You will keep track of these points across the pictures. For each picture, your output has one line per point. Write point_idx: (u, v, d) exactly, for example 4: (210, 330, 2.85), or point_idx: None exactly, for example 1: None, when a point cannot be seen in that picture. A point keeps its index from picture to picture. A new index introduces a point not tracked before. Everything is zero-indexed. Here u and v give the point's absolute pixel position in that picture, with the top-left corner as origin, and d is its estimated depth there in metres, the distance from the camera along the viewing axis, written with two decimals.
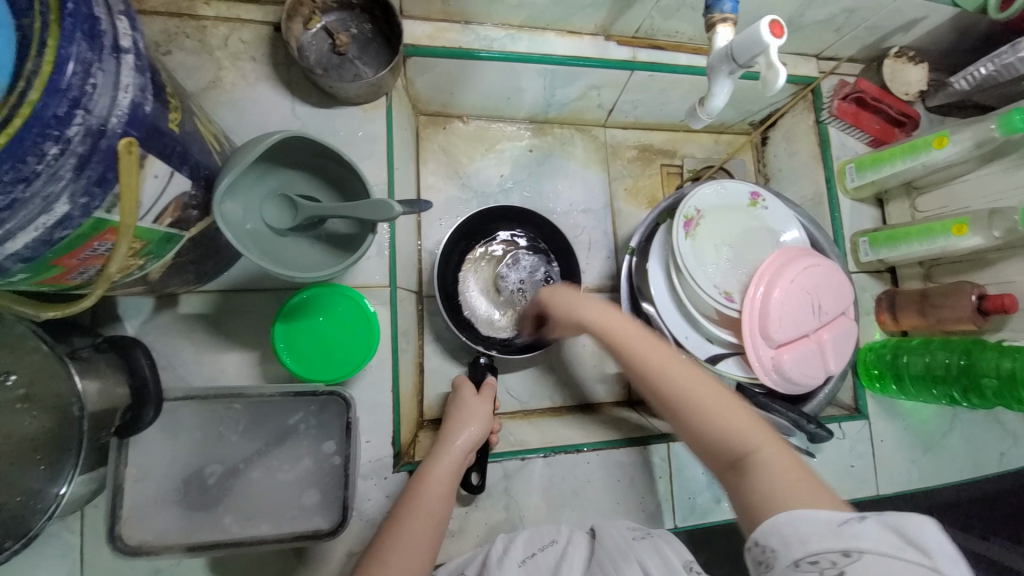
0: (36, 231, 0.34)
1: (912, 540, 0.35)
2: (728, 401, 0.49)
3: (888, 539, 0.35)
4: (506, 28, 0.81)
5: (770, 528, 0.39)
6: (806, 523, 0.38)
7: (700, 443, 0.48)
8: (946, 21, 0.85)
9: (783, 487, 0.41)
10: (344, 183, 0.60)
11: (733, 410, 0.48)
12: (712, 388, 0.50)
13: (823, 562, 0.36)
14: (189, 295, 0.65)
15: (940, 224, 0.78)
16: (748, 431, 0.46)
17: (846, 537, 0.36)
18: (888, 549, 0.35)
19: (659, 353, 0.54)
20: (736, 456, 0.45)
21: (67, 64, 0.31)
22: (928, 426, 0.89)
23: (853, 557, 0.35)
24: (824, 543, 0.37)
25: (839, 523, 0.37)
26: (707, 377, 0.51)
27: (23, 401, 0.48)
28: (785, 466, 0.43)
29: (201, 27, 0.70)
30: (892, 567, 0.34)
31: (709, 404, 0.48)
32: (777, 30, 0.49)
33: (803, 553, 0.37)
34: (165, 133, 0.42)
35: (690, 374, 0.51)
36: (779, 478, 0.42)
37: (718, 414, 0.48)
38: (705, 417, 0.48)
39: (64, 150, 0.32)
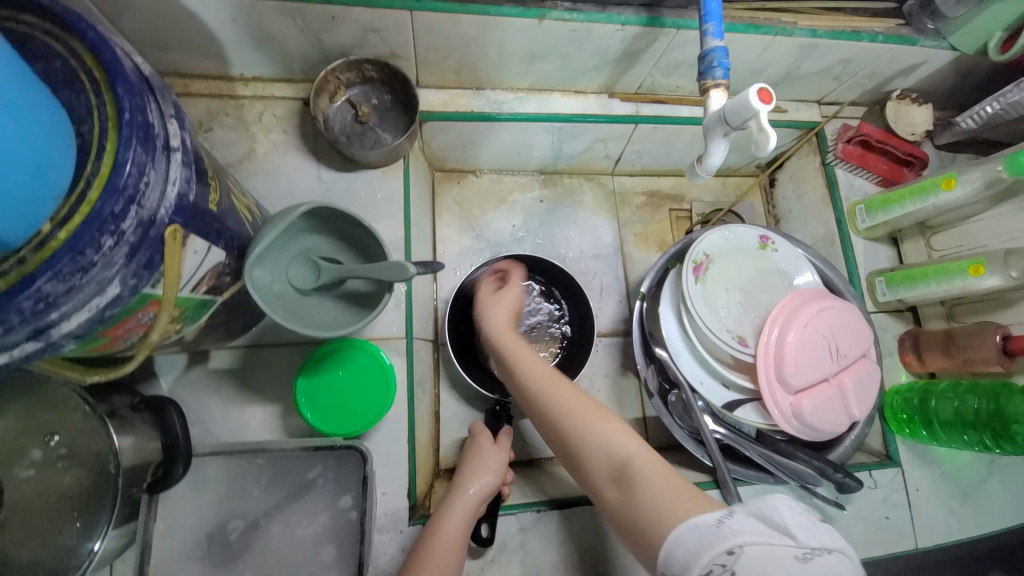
0: (89, 312, 0.38)
1: (774, 522, 0.39)
2: (604, 418, 0.56)
3: (757, 526, 0.39)
4: (514, 91, 0.86)
5: (671, 550, 0.42)
6: (689, 535, 0.41)
7: (587, 463, 0.54)
8: (945, 65, 0.87)
9: (657, 490, 0.47)
10: (362, 244, 0.64)
11: (611, 425, 0.55)
12: (599, 409, 0.57)
13: (716, 571, 0.39)
14: (218, 351, 0.69)
15: (957, 265, 0.78)
16: (623, 443, 0.52)
17: (725, 537, 0.39)
18: (762, 536, 0.38)
19: (551, 381, 0.62)
20: (616, 468, 0.51)
21: (124, 167, 0.35)
22: (966, 473, 0.84)
23: (736, 555, 0.38)
24: (710, 551, 0.39)
25: (716, 524, 0.41)
26: (593, 402, 0.58)
27: (64, 458, 0.52)
28: (657, 471, 0.49)
29: (239, 105, 0.77)
30: (767, 552, 0.38)
31: (593, 425, 0.55)
32: (766, 96, 0.52)
33: (700, 566, 0.39)
34: (205, 212, 0.46)
35: (574, 399, 0.59)
36: (651, 483, 0.48)
37: (602, 432, 0.54)
38: (587, 433, 0.55)
39: (118, 241, 0.36)
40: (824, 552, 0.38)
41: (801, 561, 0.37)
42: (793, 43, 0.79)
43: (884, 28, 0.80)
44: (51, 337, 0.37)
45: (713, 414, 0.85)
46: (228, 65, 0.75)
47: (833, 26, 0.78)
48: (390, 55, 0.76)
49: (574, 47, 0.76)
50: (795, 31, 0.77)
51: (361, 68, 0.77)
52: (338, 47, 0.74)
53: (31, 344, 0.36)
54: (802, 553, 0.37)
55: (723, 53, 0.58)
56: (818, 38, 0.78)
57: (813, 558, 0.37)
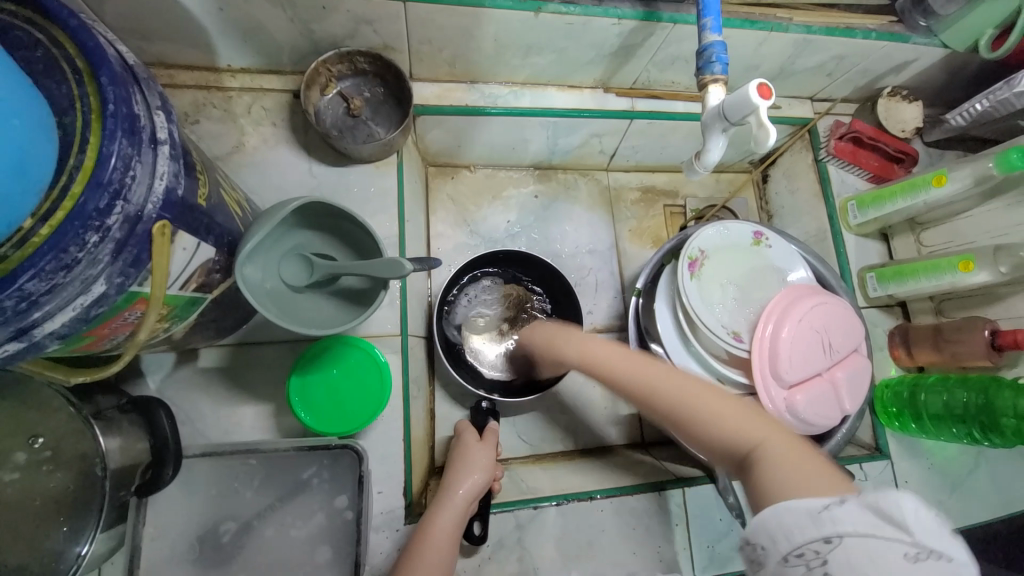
0: (74, 311, 0.36)
1: (892, 519, 0.37)
2: (725, 402, 0.51)
3: (867, 519, 0.37)
4: (509, 85, 0.85)
5: (759, 528, 0.41)
6: (789, 516, 0.40)
7: (711, 450, 0.51)
8: (936, 63, 0.88)
9: (788, 473, 0.43)
10: (356, 240, 0.63)
11: (734, 410, 0.50)
12: (714, 394, 0.53)
13: (807, 554, 0.39)
14: (207, 349, 0.67)
15: (946, 261, 0.79)
16: (750, 428, 0.48)
17: (825, 524, 0.38)
18: (868, 531, 0.37)
19: (659, 372, 0.58)
20: (739, 457, 0.48)
21: (109, 161, 0.34)
22: (953, 465, 0.86)
23: (833, 542, 0.38)
24: (806, 534, 0.39)
25: (819, 510, 0.39)
26: (711, 386, 0.55)
27: (49, 462, 0.50)
28: (786, 451, 0.45)
29: (226, 97, 0.75)
30: (869, 546, 0.37)
31: (709, 413, 0.51)
32: (766, 92, 0.51)
33: (790, 547, 0.40)
34: (194, 207, 0.45)
35: (691, 385, 0.55)
36: (782, 467, 0.43)
37: (721, 420, 0.50)
38: (712, 427, 0.50)
39: (103, 237, 0.35)
40: (939, 557, 0.36)
41: (909, 562, 0.36)
42: (788, 39, 0.79)
43: (877, 25, 0.81)
44: (34, 337, 0.36)
45: None
46: (215, 56, 0.72)
47: (827, 22, 0.79)
48: (382, 47, 0.74)
49: (570, 41, 0.76)
50: (790, 28, 0.77)
51: (352, 61, 0.75)
52: (330, 38, 0.72)
53: (13, 345, 0.35)
54: (913, 554, 0.36)
55: (722, 48, 0.57)
56: (813, 34, 0.78)
57: (924, 561, 0.36)
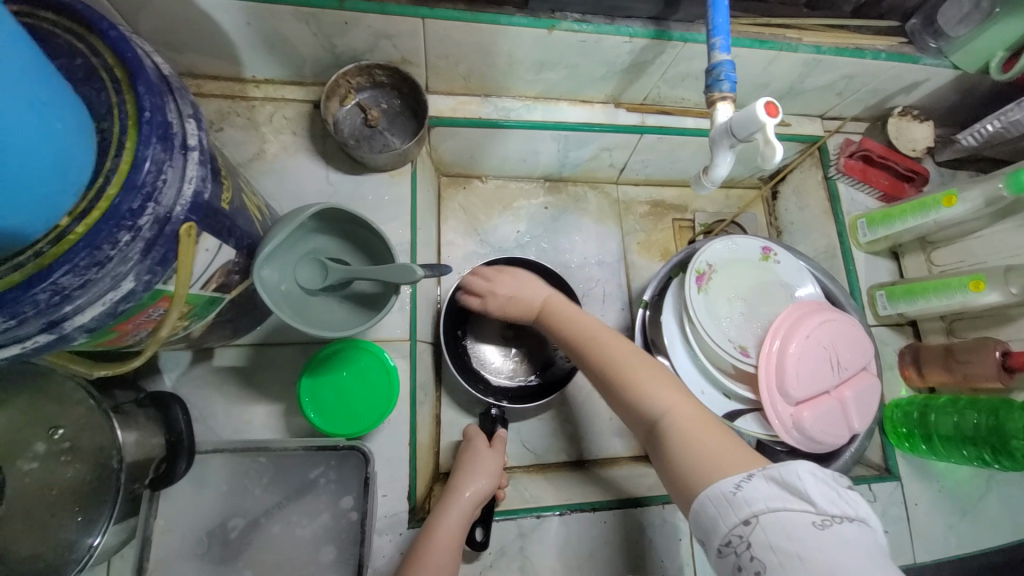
0: (103, 306, 0.38)
1: (793, 488, 0.41)
2: (649, 370, 0.56)
3: (772, 492, 0.41)
4: (522, 99, 0.87)
5: (695, 518, 0.45)
6: (710, 501, 0.43)
7: (630, 414, 0.56)
8: (947, 83, 0.88)
9: (695, 446, 0.48)
10: (369, 245, 0.65)
11: (656, 380, 0.55)
12: (641, 362, 0.57)
13: (734, 540, 0.41)
14: (222, 349, 0.69)
15: (957, 280, 0.78)
16: (663, 400, 0.52)
17: (740, 505, 0.42)
18: (776, 503, 0.40)
19: (598, 335, 0.62)
20: (651, 423, 0.53)
21: (143, 165, 0.36)
22: (964, 488, 0.85)
23: (752, 524, 0.41)
24: (728, 520, 0.42)
25: (732, 491, 0.43)
26: (641, 355, 0.58)
27: (67, 452, 0.51)
28: (695, 429, 0.49)
29: (250, 106, 0.78)
30: (782, 520, 0.40)
31: (632, 381, 0.55)
32: (773, 110, 0.53)
33: (720, 538, 0.42)
34: (218, 211, 0.47)
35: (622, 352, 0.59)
36: (686, 439, 0.49)
37: (643, 390, 0.54)
38: (629, 393, 0.55)
39: (134, 237, 0.37)
40: (842, 520, 0.39)
41: (819, 529, 0.39)
42: (798, 59, 0.80)
43: (886, 46, 0.82)
44: (64, 329, 0.37)
45: None
46: (241, 67, 0.76)
47: (837, 43, 0.80)
48: (400, 61, 0.77)
49: (583, 57, 0.78)
50: (799, 47, 0.78)
51: (371, 73, 0.78)
52: (351, 51, 0.75)
53: (44, 336, 0.36)
54: (819, 521, 0.39)
55: (730, 67, 0.59)
56: (822, 54, 0.80)
57: (831, 526, 0.39)
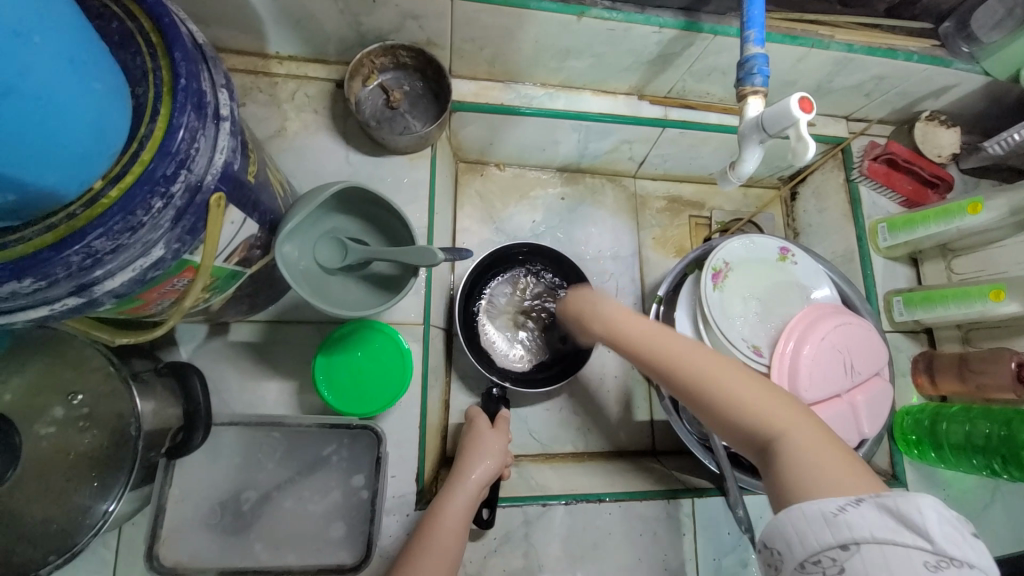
0: (133, 272, 0.38)
1: (909, 523, 0.40)
2: (752, 384, 0.52)
3: (884, 523, 0.40)
4: (545, 87, 0.87)
5: (775, 531, 0.45)
6: (804, 520, 0.43)
7: (730, 431, 0.52)
8: (978, 89, 0.87)
9: (818, 468, 0.45)
10: (389, 227, 0.65)
11: (760, 396, 0.51)
12: (747, 377, 0.53)
13: (824, 560, 0.41)
14: (239, 324, 0.69)
15: (977, 289, 0.77)
16: (779, 418, 0.49)
17: (842, 529, 0.41)
18: (887, 536, 0.40)
19: (681, 349, 0.56)
20: (764, 443, 0.49)
21: (177, 132, 0.36)
22: (971, 498, 0.84)
23: (851, 549, 0.41)
24: (823, 540, 0.42)
25: (835, 514, 0.42)
26: (736, 368, 0.54)
27: (85, 419, 0.52)
28: (812, 447, 0.47)
29: (272, 82, 0.78)
30: (889, 553, 0.40)
31: (733, 397, 0.51)
32: (807, 106, 0.52)
33: (805, 553, 0.42)
34: (244, 184, 0.47)
35: (714, 366, 0.54)
36: (809, 461, 0.46)
37: (746, 407, 0.51)
38: (735, 411, 0.51)
39: (167, 204, 0.37)
40: (958, 564, 0.39)
41: (930, 570, 0.38)
42: (828, 57, 0.79)
43: (919, 48, 0.80)
44: (93, 293, 0.37)
45: None
46: (265, 42, 0.75)
47: (870, 42, 0.78)
48: (426, 42, 0.76)
49: (609, 46, 0.77)
50: (831, 45, 0.77)
51: (395, 54, 0.77)
52: (376, 31, 0.74)
53: (73, 299, 0.37)
54: (931, 561, 0.39)
55: (764, 60, 0.58)
56: (854, 53, 0.78)
57: (944, 569, 0.38)
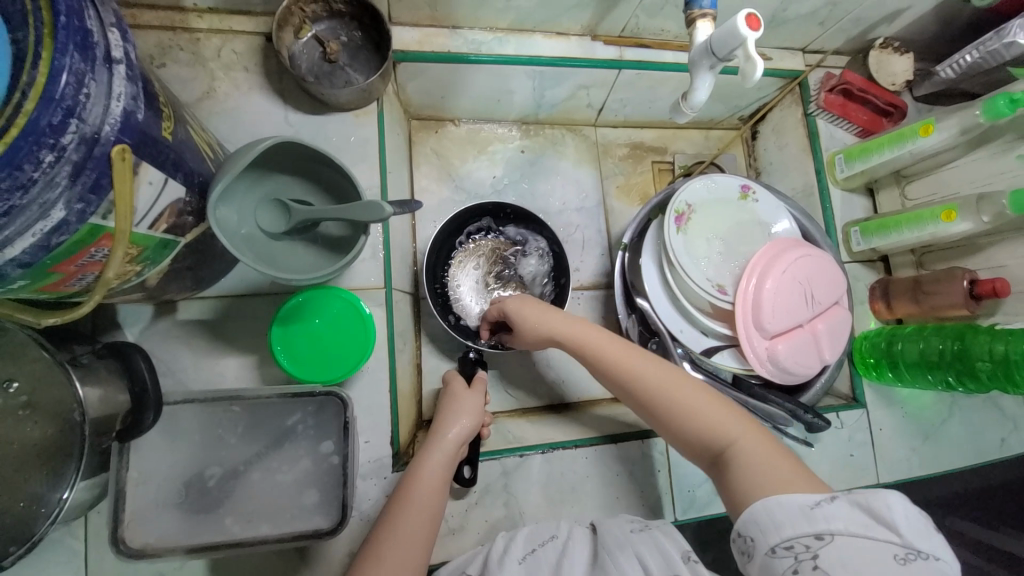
0: (33, 237, 0.35)
1: (879, 517, 0.41)
2: (692, 392, 0.56)
3: (856, 517, 0.42)
4: (493, 31, 0.82)
5: (749, 518, 0.45)
6: (780, 509, 0.44)
7: (686, 440, 0.55)
8: (928, 13, 0.86)
9: (760, 470, 0.48)
10: (335, 185, 0.61)
11: (702, 403, 0.55)
12: (688, 388, 0.57)
13: (797, 547, 0.42)
14: (186, 302, 0.66)
15: (929, 211, 0.79)
16: (725, 427, 0.53)
17: (817, 520, 0.42)
18: (856, 528, 0.41)
19: (631, 360, 0.60)
20: (716, 449, 0.53)
21: (62, 75, 0.32)
22: (926, 413, 0.89)
23: (825, 539, 0.41)
24: (798, 529, 0.42)
25: (811, 507, 0.43)
26: (683, 378, 0.58)
27: (26, 407, 0.49)
28: (759, 453, 0.50)
29: (193, 39, 0.71)
30: (860, 544, 0.40)
31: (686, 406, 0.55)
32: (755, 23, 0.50)
33: (779, 539, 0.43)
34: (158, 141, 0.43)
35: (665, 381, 0.57)
36: (753, 466, 0.49)
37: (699, 414, 0.54)
38: (682, 417, 0.55)
39: (59, 157, 0.34)
40: (929, 557, 0.39)
41: (898, 561, 0.39)
42: None
43: None
44: None
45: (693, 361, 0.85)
46: None
47: None
48: None
49: None
50: None
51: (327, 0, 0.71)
52: None
53: None
54: (901, 553, 0.39)
55: None
56: None
57: (912, 561, 0.39)
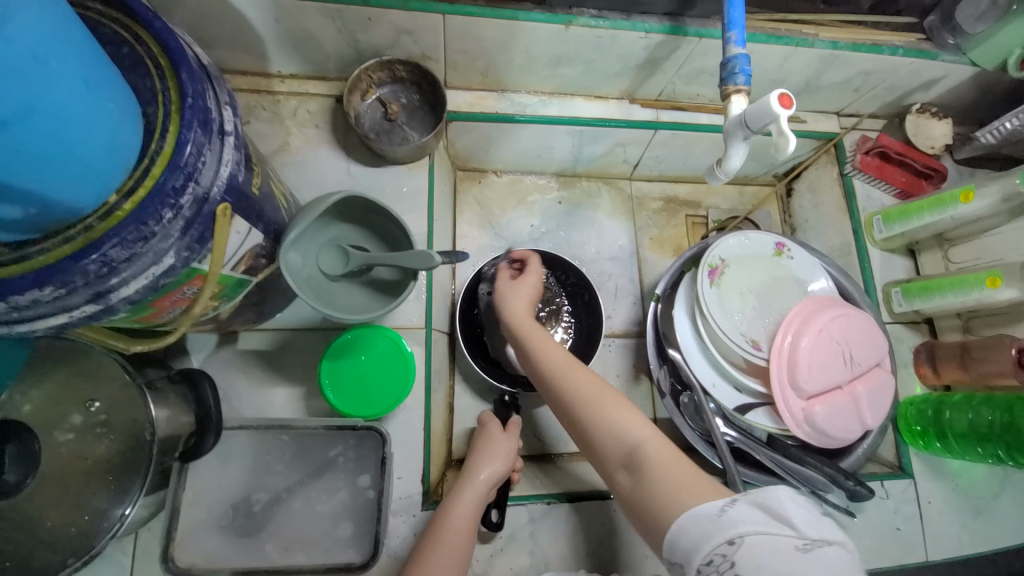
0: (146, 279, 0.41)
1: (775, 511, 0.42)
2: (614, 399, 0.60)
3: (756, 515, 0.42)
4: (538, 94, 0.89)
5: (674, 538, 0.45)
6: (694, 522, 0.44)
7: (601, 445, 0.57)
8: (965, 82, 0.88)
9: (667, 473, 0.50)
10: (388, 233, 0.67)
11: (622, 408, 0.58)
12: (612, 394, 0.60)
13: (715, 560, 0.41)
14: (247, 333, 0.72)
15: (974, 277, 0.78)
16: (638, 432, 0.55)
17: (726, 527, 0.42)
18: (761, 527, 0.41)
19: (565, 365, 0.65)
20: (627, 453, 0.55)
21: (185, 147, 0.38)
22: (980, 488, 0.84)
23: (736, 543, 0.41)
24: (712, 541, 0.42)
25: (717, 514, 0.43)
26: (608, 387, 0.61)
27: (102, 425, 0.54)
28: (669, 459, 0.52)
29: (275, 100, 0.81)
30: (766, 542, 0.40)
31: (606, 407, 0.59)
32: (787, 101, 0.53)
33: (701, 556, 0.42)
34: (248, 196, 0.49)
35: (589, 386, 0.61)
36: (661, 468, 0.51)
37: (617, 418, 0.57)
38: (602, 420, 0.58)
39: (176, 214, 0.39)
40: (827, 544, 0.40)
41: (801, 552, 0.39)
42: (814, 55, 0.81)
43: (905, 42, 0.81)
44: (109, 301, 0.40)
45: (724, 416, 0.85)
46: (267, 62, 0.79)
47: (853, 38, 0.80)
48: (420, 56, 0.79)
49: (597, 53, 0.79)
50: (816, 43, 0.78)
51: (392, 69, 0.80)
52: (372, 47, 0.77)
53: (91, 306, 0.39)
54: (802, 543, 0.39)
55: (745, 60, 0.60)
56: (839, 49, 0.80)
57: (813, 549, 0.39)
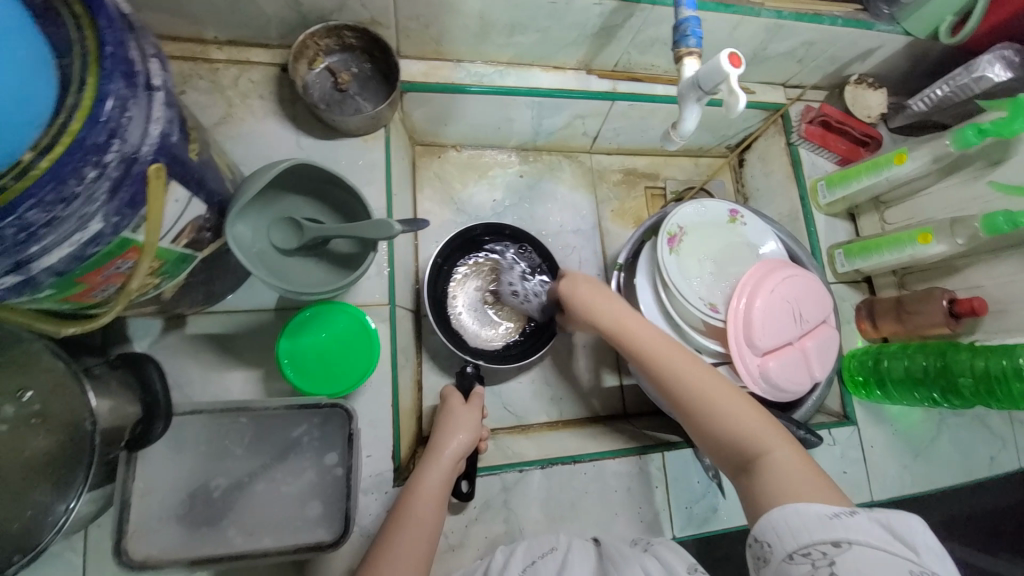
0: (71, 247, 0.38)
1: (896, 535, 0.45)
2: (734, 399, 0.59)
3: (874, 532, 0.45)
4: (495, 65, 0.87)
5: (767, 524, 0.49)
6: (800, 516, 0.47)
7: (716, 445, 0.58)
8: (898, 52, 0.93)
9: (794, 480, 0.51)
10: (346, 206, 0.64)
11: (745, 413, 0.57)
12: (732, 394, 0.59)
13: (814, 553, 0.45)
14: (196, 316, 0.68)
15: (907, 234, 0.84)
16: (761, 438, 0.55)
17: (836, 529, 0.46)
18: (876, 543, 0.44)
19: (679, 359, 0.63)
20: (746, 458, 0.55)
21: (106, 100, 0.35)
22: (916, 431, 0.91)
23: (842, 546, 0.45)
24: (816, 536, 0.46)
25: (829, 517, 0.47)
26: (730, 387, 0.60)
27: (38, 416, 0.50)
28: (795, 470, 0.52)
29: (212, 69, 0.76)
30: (877, 556, 0.44)
31: (723, 410, 0.58)
32: (737, 61, 0.55)
33: (796, 545, 0.46)
34: (186, 162, 0.46)
35: (713, 385, 0.60)
36: (786, 476, 0.52)
37: (738, 422, 0.57)
38: (722, 425, 0.57)
39: (101, 174, 0.36)
40: None
41: None
42: (761, 24, 0.83)
43: (843, 12, 0.85)
44: (31, 271, 0.37)
45: None
46: (202, 27, 0.73)
47: (797, 9, 0.83)
48: (370, 22, 0.76)
49: (553, 20, 0.78)
50: (762, 12, 0.81)
51: (340, 35, 0.76)
52: (318, 11, 0.73)
53: (11, 278, 0.36)
54: (916, 570, 0.43)
55: (696, 23, 0.61)
56: (784, 19, 0.82)
57: None
